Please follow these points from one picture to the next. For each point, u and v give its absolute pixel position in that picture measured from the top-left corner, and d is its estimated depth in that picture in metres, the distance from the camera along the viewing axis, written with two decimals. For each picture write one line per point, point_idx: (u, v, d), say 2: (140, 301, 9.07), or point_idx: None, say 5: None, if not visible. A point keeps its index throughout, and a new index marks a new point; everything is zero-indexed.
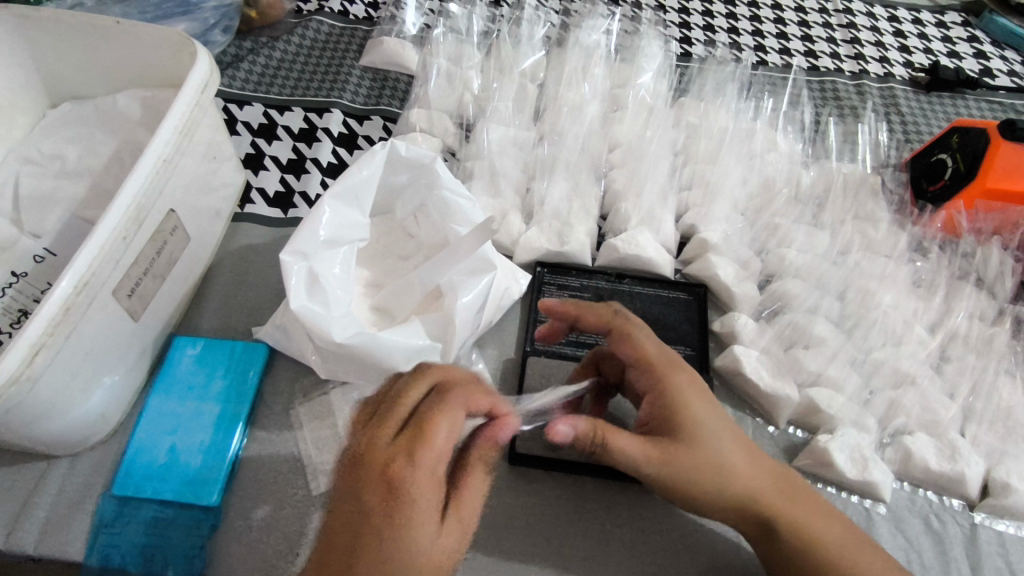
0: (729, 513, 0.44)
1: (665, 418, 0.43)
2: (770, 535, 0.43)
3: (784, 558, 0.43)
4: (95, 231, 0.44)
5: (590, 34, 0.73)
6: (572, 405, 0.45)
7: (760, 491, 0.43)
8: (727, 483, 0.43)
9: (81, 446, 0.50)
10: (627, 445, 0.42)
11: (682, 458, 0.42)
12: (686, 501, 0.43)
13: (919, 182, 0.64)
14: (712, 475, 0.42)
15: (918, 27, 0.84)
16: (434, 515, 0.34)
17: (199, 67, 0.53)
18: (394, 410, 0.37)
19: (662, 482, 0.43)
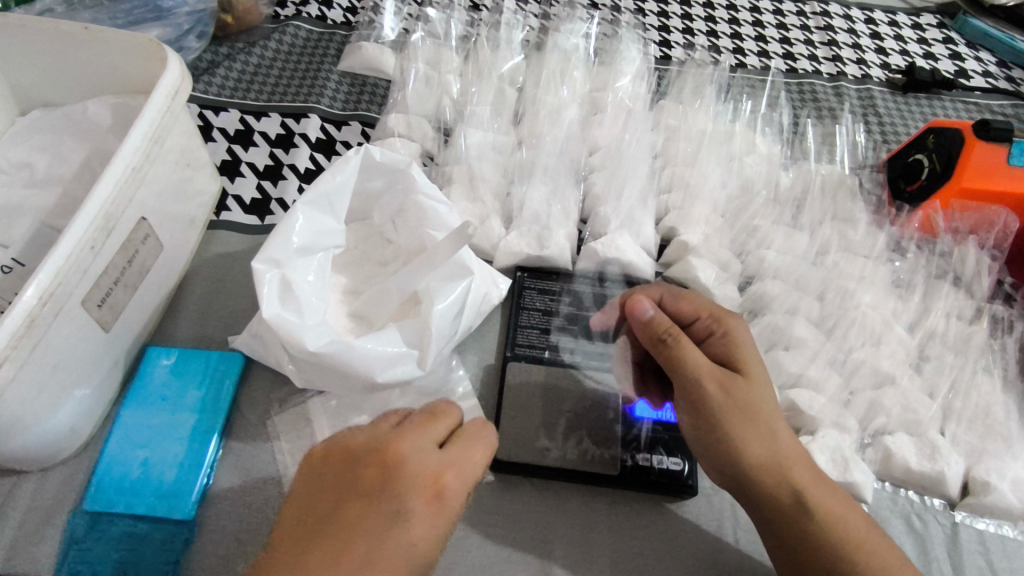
0: (767, 475, 0.42)
1: (730, 357, 0.45)
2: (796, 511, 0.42)
3: (804, 536, 0.42)
4: (62, 240, 0.43)
5: (569, 37, 0.73)
6: (645, 316, 0.45)
7: (800, 460, 0.43)
8: (774, 437, 0.43)
9: (50, 461, 0.49)
10: (696, 357, 0.43)
11: (745, 393, 0.43)
12: (729, 448, 0.42)
13: (896, 182, 0.64)
14: (763, 421, 0.43)
15: (894, 29, 0.85)
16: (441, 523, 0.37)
17: (170, 72, 0.53)
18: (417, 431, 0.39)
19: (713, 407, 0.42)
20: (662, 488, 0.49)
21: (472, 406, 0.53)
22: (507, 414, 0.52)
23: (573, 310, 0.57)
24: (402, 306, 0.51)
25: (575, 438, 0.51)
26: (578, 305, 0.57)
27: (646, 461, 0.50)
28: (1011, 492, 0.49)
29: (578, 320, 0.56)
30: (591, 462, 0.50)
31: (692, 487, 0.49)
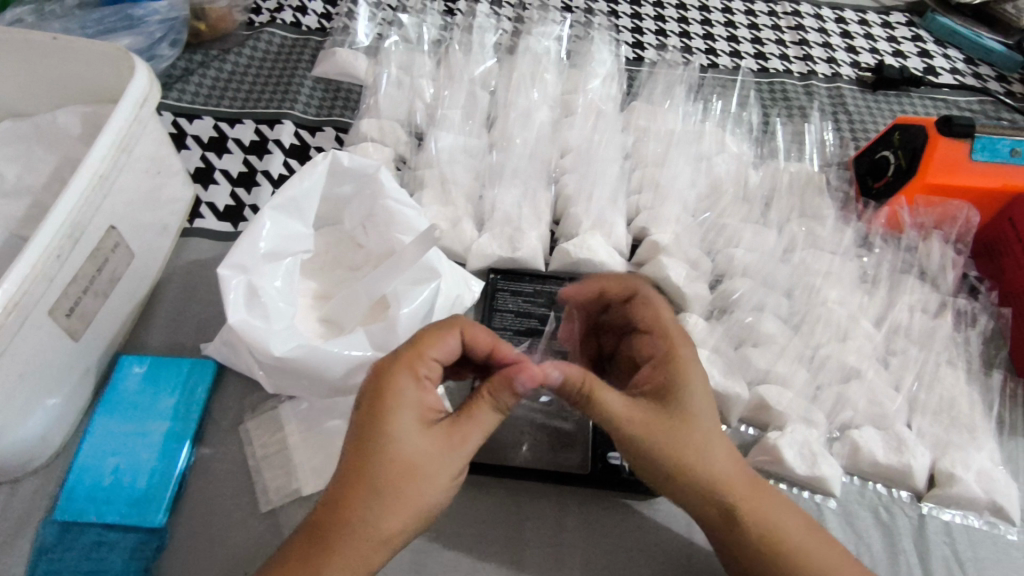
0: (699, 500, 0.42)
1: (666, 385, 0.43)
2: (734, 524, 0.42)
3: (739, 554, 0.42)
4: (26, 250, 0.43)
5: (541, 40, 0.74)
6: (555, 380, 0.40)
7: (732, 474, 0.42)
8: (704, 462, 0.41)
9: (20, 470, 0.49)
10: (614, 401, 0.41)
11: (672, 426, 0.41)
12: (659, 477, 0.42)
13: (864, 179, 0.65)
14: (688, 448, 0.41)
15: (864, 27, 0.86)
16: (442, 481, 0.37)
17: (138, 80, 0.53)
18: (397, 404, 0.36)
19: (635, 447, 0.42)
20: (633, 487, 0.50)
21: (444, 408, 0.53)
22: None
23: (545, 310, 0.57)
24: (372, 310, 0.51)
25: (545, 439, 0.51)
26: (550, 306, 0.57)
27: (616, 459, 0.50)
28: (975, 482, 0.50)
29: (550, 321, 0.57)
30: (562, 462, 0.51)
31: None
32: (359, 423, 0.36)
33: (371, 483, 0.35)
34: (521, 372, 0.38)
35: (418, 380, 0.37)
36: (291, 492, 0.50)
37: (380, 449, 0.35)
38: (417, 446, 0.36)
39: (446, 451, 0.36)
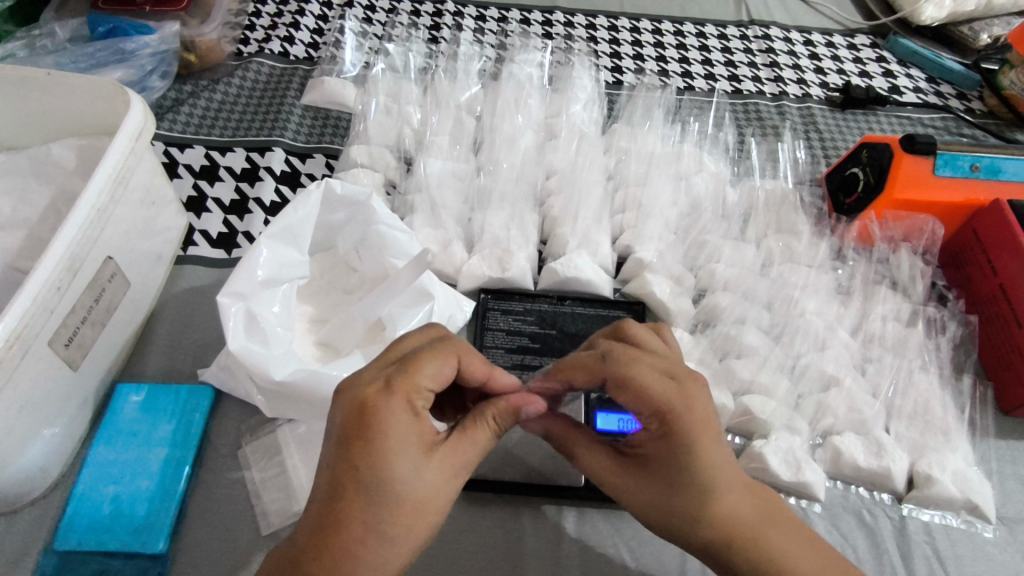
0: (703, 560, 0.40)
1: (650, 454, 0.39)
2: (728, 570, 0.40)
3: None
4: (28, 283, 0.44)
5: (523, 67, 0.77)
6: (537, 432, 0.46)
7: (727, 530, 0.38)
8: (690, 520, 0.38)
9: (19, 502, 0.49)
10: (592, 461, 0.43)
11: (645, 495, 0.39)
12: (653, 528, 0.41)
13: (836, 195, 0.68)
14: (666, 507, 0.39)
15: (831, 49, 0.90)
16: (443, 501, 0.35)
17: (133, 113, 0.54)
18: (391, 437, 0.34)
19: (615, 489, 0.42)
20: None
21: None
22: None
23: (535, 328, 0.59)
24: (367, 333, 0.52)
25: (539, 455, 0.53)
26: (540, 323, 0.59)
27: None
28: (952, 483, 0.52)
29: (540, 338, 0.59)
30: (555, 476, 0.53)
31: None
32: (356, 462, 0.33)
33: (380, 530, 0.33)
34: (530, 404, 0.41)
35: (414, 411, 0.35)
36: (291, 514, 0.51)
37: (387, 492, 0.33)
38: (426, 482, 0.34)
39: (451, 483, 0.36)
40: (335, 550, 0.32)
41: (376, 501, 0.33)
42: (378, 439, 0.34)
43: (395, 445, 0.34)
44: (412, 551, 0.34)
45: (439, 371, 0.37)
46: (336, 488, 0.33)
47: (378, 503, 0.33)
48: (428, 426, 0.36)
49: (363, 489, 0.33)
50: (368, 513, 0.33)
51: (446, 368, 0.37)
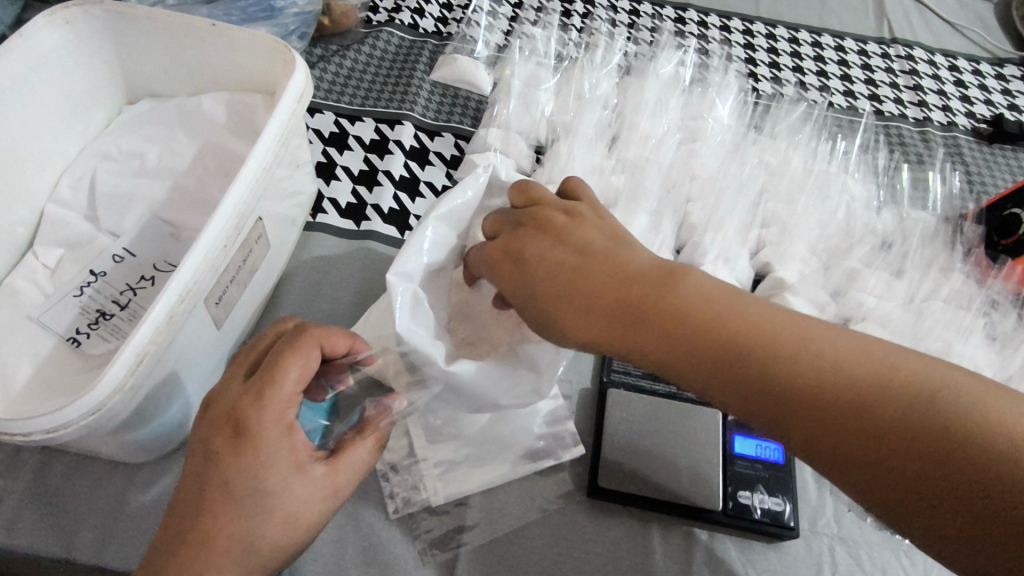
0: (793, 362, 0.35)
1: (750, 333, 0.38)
2: (861, 438, 0.33)
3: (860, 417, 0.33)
4: (200, 238, 0.43)
5: (665, 65, 0.74)
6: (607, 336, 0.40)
7: (801, 343, 0.36)
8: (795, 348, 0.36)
9: (154, 454, 0.49)
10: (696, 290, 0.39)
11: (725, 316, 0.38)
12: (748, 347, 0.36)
13: (990, 236, 0.64)
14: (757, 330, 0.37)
15: (978, 78, 0.85)
16: (326, 495, 0.39)
17: (299, 75, 0.53)
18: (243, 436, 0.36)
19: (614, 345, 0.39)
20: (764, 531, 0.50)
21: (571, 431, 0.54)
22: (607, 441, 0.52)
23: None
24: (502, 330, 0.51)
25: (678, 474, 0.51)
26: None
27: (747, 499, 0.50)
28: None
29: None
30: (693, 497, 0.50)
31: (793, 530, 0.50)
32: (211, 468, 0.36)
33: (245, 518, 0.36)
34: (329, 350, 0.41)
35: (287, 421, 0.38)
36: (418, 502, 0.50)
37: (256, 489, 0.36)
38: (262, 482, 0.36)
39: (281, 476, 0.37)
40: (198, 542, 0.35)
41: (196, 497, 0.36)
42: (243, 443, 0.36)
43: (239, 451, 0.36)
44: (289, 535, 0.37)
45: (303, 372, 0.39)
46: (202, 486, 0.36)
47: (234, 502, 0.36)
48: (225, 415, 0.37)
49: (221, 491, 0.35)
50: (206, 505, 0.35)
51: (240, 369, 0.40)
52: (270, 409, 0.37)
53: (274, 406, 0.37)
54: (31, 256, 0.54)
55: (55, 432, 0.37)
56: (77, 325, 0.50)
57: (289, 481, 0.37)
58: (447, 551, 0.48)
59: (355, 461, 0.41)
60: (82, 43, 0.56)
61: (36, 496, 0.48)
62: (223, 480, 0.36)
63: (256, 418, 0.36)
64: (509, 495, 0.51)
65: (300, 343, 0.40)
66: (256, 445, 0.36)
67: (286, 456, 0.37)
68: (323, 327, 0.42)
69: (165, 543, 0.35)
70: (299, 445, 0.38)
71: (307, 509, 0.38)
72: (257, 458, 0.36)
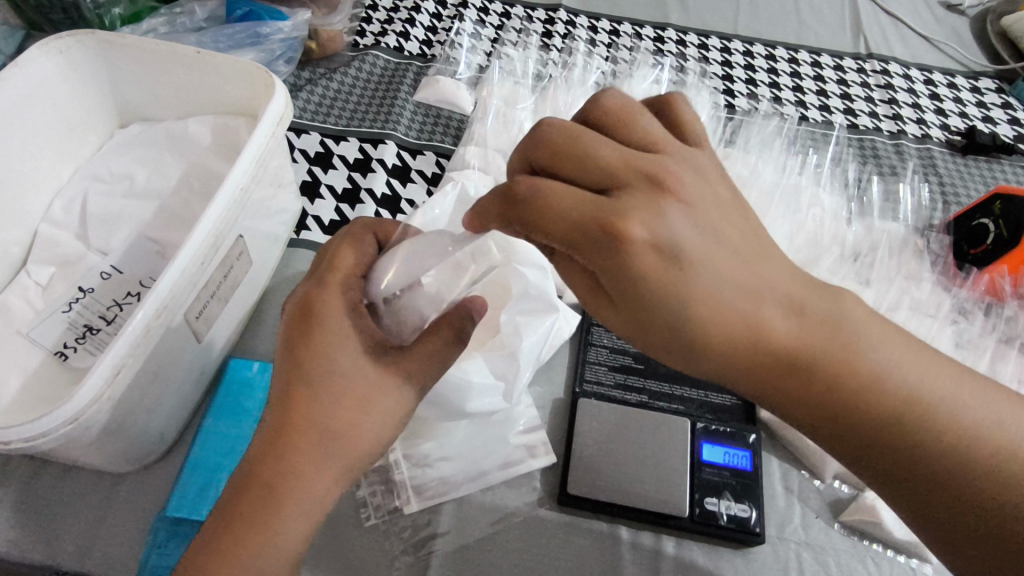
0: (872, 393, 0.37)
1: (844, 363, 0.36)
2: (902, 461, 0.38)
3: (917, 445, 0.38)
4: (179, 255, 0.45)
5: (641, 83, 0.76)
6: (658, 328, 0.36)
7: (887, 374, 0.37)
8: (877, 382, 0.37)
9: (138, 464, 0.51)
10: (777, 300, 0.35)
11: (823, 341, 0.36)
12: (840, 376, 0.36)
13: (959, 245, 0.66)
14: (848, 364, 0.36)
15: (953, 91, 0.87)
16: (402, 378, 0.41)
17: (278, 98, 0.55)
18: (313, 318, 0.40)
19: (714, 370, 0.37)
20: (734, 534, 0.51)
21: (542, 440, 0.55)
22: (576, 449, 0.53)
23: (639, 348, 0.60)
24: (470, 340, 0.53)
25: (647, 478, 0.52)
26: None
27: (713, 506, 0.51)
28: None
29: (644, 359, 0.59)
30: (662, 502, 0.51)
31: (760, 535, 0.51)
32: (292, 353, 0.40)
33: (326, 390, 0.39)
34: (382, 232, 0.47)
35: (353, 304, 0.42)
36: (392, 509, 0.51)
37: (331, 364, 0.40)
38: (346, 358, 0.40)
39: (359, 350, 0.41)
40: (290, 421, 0.38)
41: (284, 383, 0.39)
42: (313, 322, 0.40)
43: (320, 328, 0.40)
44: (371, 414, 0.40)
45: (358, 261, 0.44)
46: (286, 372, 0.39)
47: (316, 376, 0.39)
48: (303, 305, 0.41)
49: (302, 372, 0.39)
50: (290, 384, 0.39)
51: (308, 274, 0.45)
52: (334, 293, 0.41)
53: (335, 290, 0.41)
54: (23, 275, 0.56)
55: (35, 440, 0.39)
56: (64, 339, 0.52)
57: (360, 362, 0.40)
58: (419, 557, 0.50)
59: (425, 349, 0.42)
60: (74, 70, 0.59)
61: (23, 505, 0.50)
62: (301, 361, 0.39)
63: (324, 303, 0.41)
64: (481, 502, 0.52)
65: (352, 237, 0.45)
66: (325, 327, 0.40)
67: (354, 337, 0.41)
68: (371, 222, 0.47)
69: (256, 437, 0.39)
70: (365, 328, 0.42)
71: (388, 385, 0.41)
72: (328, 340, 0.40)
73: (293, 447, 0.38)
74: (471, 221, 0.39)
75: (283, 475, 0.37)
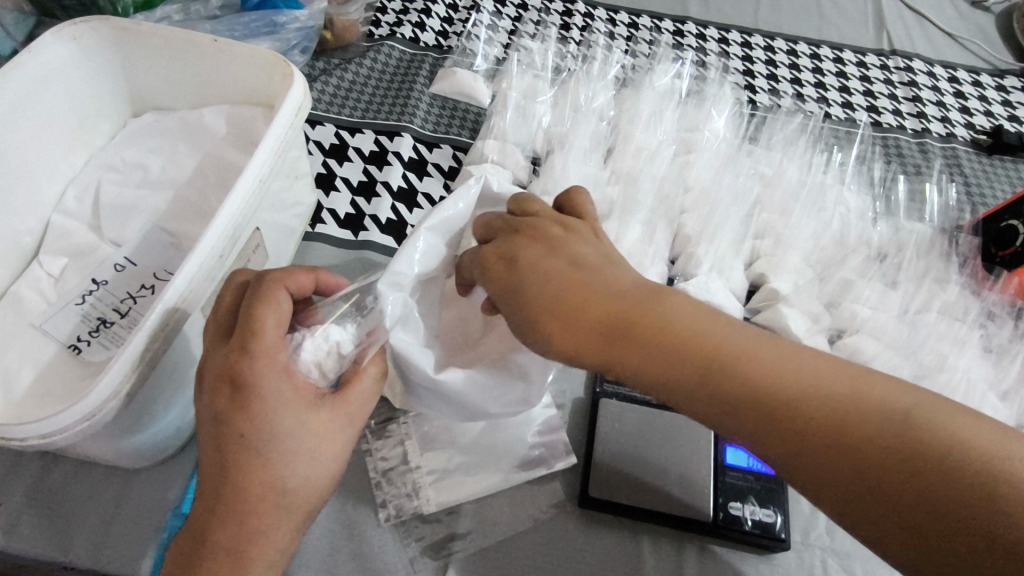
0: (788, 381, 0.35)
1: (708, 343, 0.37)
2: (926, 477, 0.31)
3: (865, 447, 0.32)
4: (197, 248, 0.44)
5: (662, 78, 0.75)
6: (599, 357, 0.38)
7: (807, 365, 0.36)
8: (785, 383, 0.35)
9: (153, 460, 0.50)
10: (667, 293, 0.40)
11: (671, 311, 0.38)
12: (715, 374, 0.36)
13: (987, 247, 0.64)
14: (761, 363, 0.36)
15: (978, 89, 0.85)
16: (342, 428, 0.40)
17: (296, 89, 0.54)
18: (245, 400, 0.37)
19: (607, 359, 0.37)
20: (757, 542, 0.50)
21: (564, 440, 0.54)
22: (598, 451, 0.52)
23: None
24: (489, 339, 0.52)
25: (670, 483, 0.51)
26: None
27: (738, 511, 0.50)
28: None
29: None
30: (685, 507, 0.50)
31: (785, 541, 0.50)
32: (228, 432, 0.37)
33: (273, 465, 0.37)
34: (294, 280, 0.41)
35: (282, 370, 0.38)
36: (410, 509, 0.50)
37: (271, 438, 0.37)
38: (290, 429, 0.38)
39: (299, 416, 0.38)
40: (240, 502, 0.36)
41: (221, 467, 0.36)
42: (245, 403, 0.37)
43: (254, 405, 0.37)
44: (322, 471, 0.39)
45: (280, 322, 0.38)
46: (224, 451, 0.36)
47: (264, 454, 0.37)
48: (224, 382, 0.37)
49: (243, 450, 0.36)
50: (231, 466, 0.36)
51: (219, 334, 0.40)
52: (260, 357, 0.37)
53: (262, 354, 0.37)
54: (36, 265, 0.55)
55: (51, 436, 0.38)
56: (78, 332, 0.51)
57: (301, 419, 0.38)
58: (439, 558, 0.49)
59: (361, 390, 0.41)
60: (89, 58, 0.58)
61: (36, 499, 0.49)
62: (241, 439, 0.36)
63: (253, 374, 0.37)
64: (501, 503, 0.51)
65: (266, 287, 0.39)
66: (261, 393, 0.37)
67: (292, 395, 0.38)
68: (281, 269, 0.41)
69: (208, 511, 0.37)
70: (301, 382, 0.39)
71: (332, 441, 0.39)
72: (263, 404, 0.37)
73: (245, 525, 0.36)
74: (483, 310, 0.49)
75: (245, 544, 0.36)
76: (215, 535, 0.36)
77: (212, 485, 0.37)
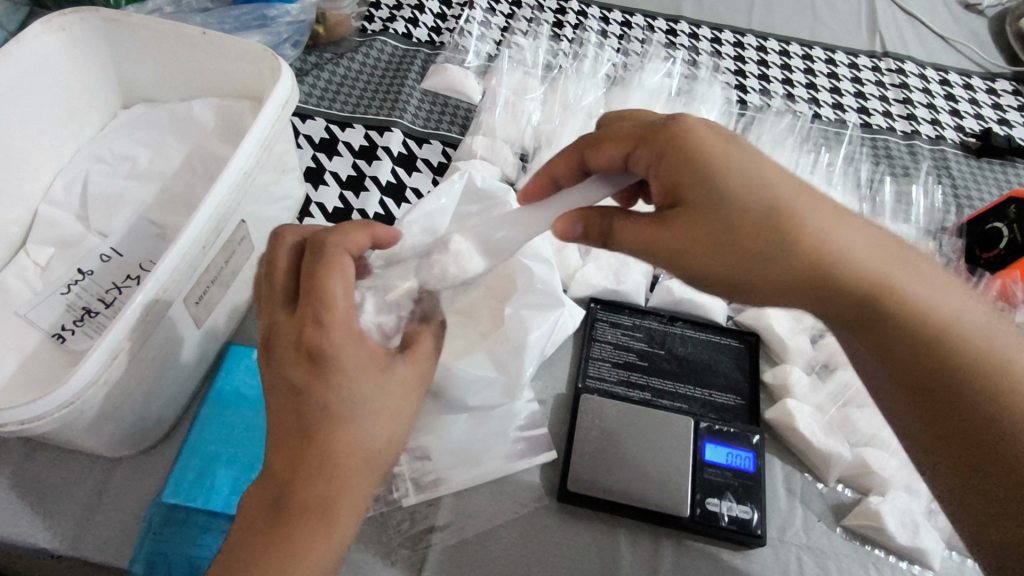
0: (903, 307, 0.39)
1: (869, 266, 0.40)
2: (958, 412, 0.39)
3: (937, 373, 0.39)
4: (179, 239, 0.44)
5: (652, 76, 0.75)
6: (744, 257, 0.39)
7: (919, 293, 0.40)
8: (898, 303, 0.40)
9: (135, 449, 0.50)
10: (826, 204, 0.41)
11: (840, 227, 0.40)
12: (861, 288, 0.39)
13: (972, 248, 0.65)
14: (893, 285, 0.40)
15: (969, 92, 0.85)
16: (413, 386, 0.40)
17: (283, 82, 0.54)
18: (320, 365, 0.36)
19: (774, 274, 0.39)
20: (738, 536, 0.50)
21: (544, 435, 0.54)
22: (577, 446, 0.53)
23: (643, 345, 0.59)
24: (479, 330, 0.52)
25: (649, 479, 0.51)
26: (649, 341, 0.59)
27: (715, 506, 0.51)
28: None
29: (648, 356, 0.58)
30: (663, 502, 0.50)
31: (762, 537, 0.50)
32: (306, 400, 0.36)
33: (354, 428, 0.36)
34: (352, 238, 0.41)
35: (354, 333, 0.37)
36: (390, 501, 0.51)
37: (349, 402, 0.36)
38: (367, 392, 0.37)
39: (377, 376, 0.38)
40: (319, 470, 0.36)
41: (301, 435, 0.36)
42: (325, 369, 0.36)
43: (332, 369, 0.36)
44: (397, 430, 0.39)
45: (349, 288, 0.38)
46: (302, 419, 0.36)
47: (343, 420, 0.36)
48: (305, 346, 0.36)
49: (319, 416, 0.36)
50: (310, 433, 0.36)
51: (280, 299, 0.39)
52: (335, 326, 0.36)
53: (336, 325, 0.36)
54: (23, 254, 0.56)
55: (31, 423, 0.39)
56: (62, 321, 0.52)
57: (378, 382, 0.38)
58: (417, 551, 0.49)
59: (427, 347, 0.41)
60: (77, 49, 0.58)
61: (18, 486, 0.49)
62: (319, 408, 0.36)
63: (327, 342, 0.36)
64: (480, 497, 0.52)
65: (331, 252, 0.38)
66: (339, 361, 0.36)
67: (365, 360, 0.37)
68: (338, 230, 0.40)
69: (273, 486, 0.36)
70: (373, 347, 0.38)
71: (406, 401, 0.39)
72: (340, 373, 0.36)
73: (329, 492, 0.36)
74: (559, 225, 0.41)
75: (324, 511, 0.36)
76: (296, 508, 0.35)
77: (286, 456, 0.36)
